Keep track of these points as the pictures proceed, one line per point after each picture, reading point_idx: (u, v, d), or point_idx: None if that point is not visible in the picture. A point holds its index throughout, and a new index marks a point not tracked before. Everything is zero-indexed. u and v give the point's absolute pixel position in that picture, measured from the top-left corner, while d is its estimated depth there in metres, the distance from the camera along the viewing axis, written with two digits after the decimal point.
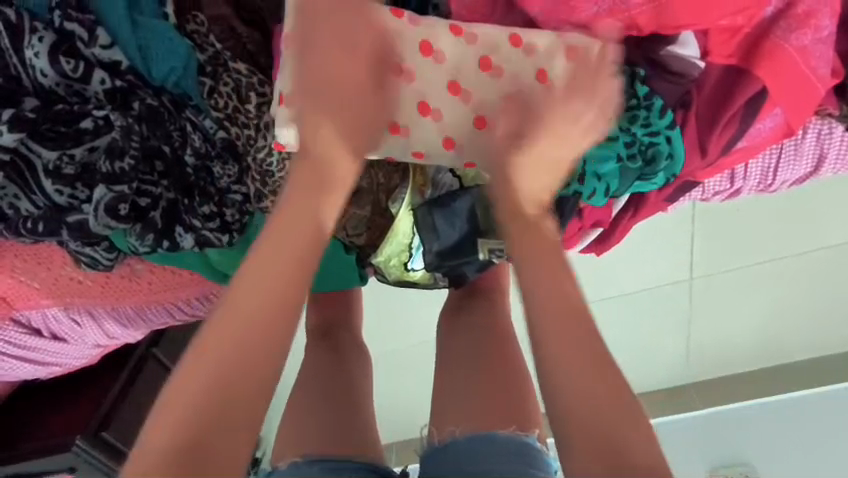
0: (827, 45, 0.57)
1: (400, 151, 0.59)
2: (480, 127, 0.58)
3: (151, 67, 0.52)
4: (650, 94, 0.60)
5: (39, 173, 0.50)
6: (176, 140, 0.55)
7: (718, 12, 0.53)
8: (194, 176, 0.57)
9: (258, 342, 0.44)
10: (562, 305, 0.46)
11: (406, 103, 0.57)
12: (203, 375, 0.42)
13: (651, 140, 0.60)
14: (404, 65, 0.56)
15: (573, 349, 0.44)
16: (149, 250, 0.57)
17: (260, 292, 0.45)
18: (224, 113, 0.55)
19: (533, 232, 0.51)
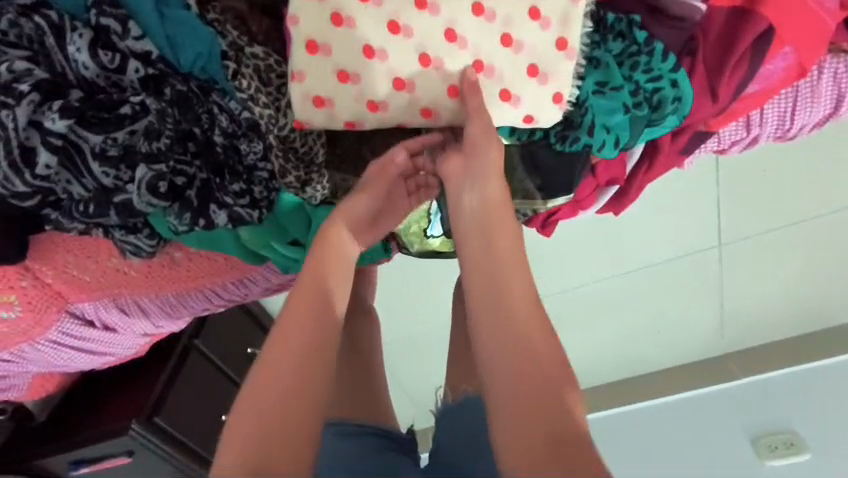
0: None
1: (408, 109, 0.58)
2: (479, 73, 0.57)
3: (179, 55, 0.56)
4: (650, 40, 0.59)
5: (88, 158, 0.55)
6: (206, 122, 0.59)
7: None
8: (223, 155, 0.61)
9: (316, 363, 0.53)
10: (500, 316, 0.47)
11: (408, 60, 0.56)
12: (283, 368, 0.51)
13: (655, 85, 0.60)
14: (403, 22, 0.55)
15: (508, 336, 0.46)
16: (188, 228, 0.63)
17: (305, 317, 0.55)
18: (247, 94, 0.58)
19: (478, 223, 0.52)
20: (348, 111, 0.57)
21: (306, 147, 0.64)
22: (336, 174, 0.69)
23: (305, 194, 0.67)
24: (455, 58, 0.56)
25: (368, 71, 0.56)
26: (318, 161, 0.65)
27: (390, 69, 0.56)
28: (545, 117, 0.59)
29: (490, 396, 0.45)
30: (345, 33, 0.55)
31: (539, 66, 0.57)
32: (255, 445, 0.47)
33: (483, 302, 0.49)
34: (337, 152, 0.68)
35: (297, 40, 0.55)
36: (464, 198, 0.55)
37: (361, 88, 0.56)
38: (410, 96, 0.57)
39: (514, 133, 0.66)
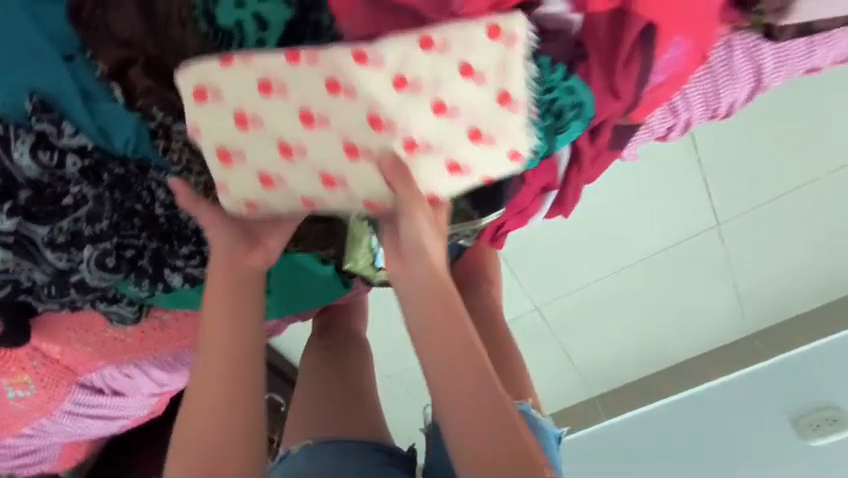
0: None
1: (352, 187, 0.62)
2: (412, 150, 0.60)
3: (112, 142, 0.63)
4: (538, 55, 0.61)
5: (42, 246, 0.63)
6: (146, 198, 0.65)
7: None
8: (167, 223, 0.67)
9: (235, 369, 0.58)
10: (457, 376, 0.55)
11: (335, 146, 0.59)
12: (206, 384, 0.58)
13: (552, 96, 0.62)
14: (315, 111, 0.56)
15: (468, 370, 0.55)
16: (148, 292, 0.69)
17: (221, 331, 0.60)
18: (179, 166, 0.65)
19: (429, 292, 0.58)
20: (285, 204, 0.64)
21: None
22: None
23: None
24: (381, 140, 0.59)
25: (295, 165, 0.60)
26: None
27: (318, 157, 0.60)
28: (498, 169, 0.63)
29: (454, 425, 0.54)
30: (258, 132, 0.58)
31: (479, 128, 0.58)
32: (194, 463, 0.54)
33: (431, 340, 0.56)
34: None
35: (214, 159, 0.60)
36: (407, 233, 0.59)
37: (291, 181, 0.62)
38: (341, 178, 0.62)
39: None
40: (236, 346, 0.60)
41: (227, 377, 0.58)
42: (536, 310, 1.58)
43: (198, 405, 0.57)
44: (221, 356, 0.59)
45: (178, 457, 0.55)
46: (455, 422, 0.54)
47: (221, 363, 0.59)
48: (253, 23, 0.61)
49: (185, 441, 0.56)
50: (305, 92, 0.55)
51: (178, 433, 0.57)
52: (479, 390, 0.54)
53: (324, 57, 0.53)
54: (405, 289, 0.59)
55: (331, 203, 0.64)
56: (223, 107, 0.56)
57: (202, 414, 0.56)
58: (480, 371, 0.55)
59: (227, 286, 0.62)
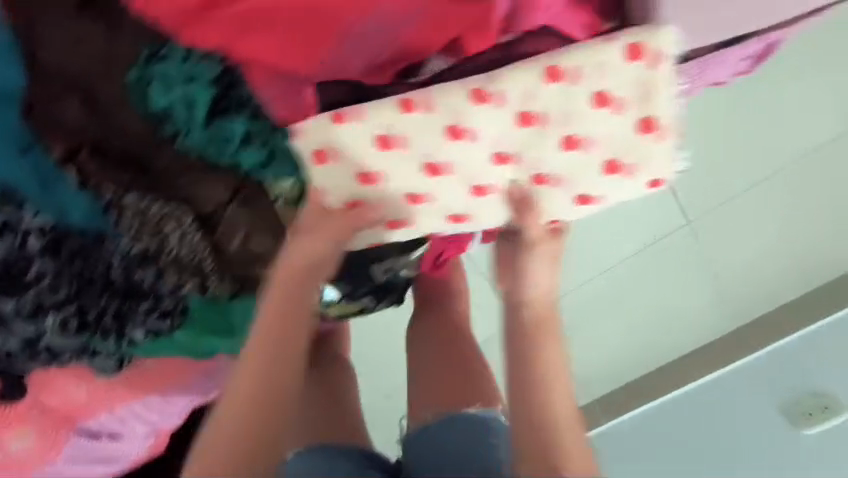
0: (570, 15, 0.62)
1: (501, 204, 0.74)
2: (543, 181, 0.71)
3: (68, 220, 0.70)
4: None
5: (13, 317, 0.71)
6: (105, 264, 0.73)
7: (442, 33, 0.61)
8: (126, 285, 0.75)
9: (270, 382, 0.67)
10: (532, 393, 0.66)
11: (482, 172, 0.70)
12: (242, 392, 0.66)
13: None
14: (441, 161, 0.68)
15: (555, 388, 0.67)
16: (113, 346, 0.78)
17: (263, 349, 0.68)
18: (131, 235, 0.74)
19: (530, 317, 0.72)
20: (434, 219, 0.77)
21: (191, 255, 0.78)
22: (229, 272, 0.83)
23: (211, 293, 0.83)
24: (496, 175, 0.70)
25: (442, 192, 0.72)
26: (206, 267, 0.80)
27: (469, 182, 0.71)
28: (641, 185, 0.71)
29: (522, 436, 0.63)
30: (383, 178, 0.71)
31: (616, 157, 0.68)
32: (222, 458, 0.63)
33: (526, 354, 0.69)
34: (227, 255, 0.81)
35: (336, 195, 0.72)
36: (525, 267, 0.75)
37: (437, 206, 0.74)
38: (489, 196, 0.73)
39: None
40: (276, 364, 0.68)
41: (262, 389, 0.67)
42: None
43: (233, 406, 0.66)
44: (258, 369, 0.68)
45: (207, 450, 0.64)
46: (526, 431, 0.64)
47: (258, 375, 0.67)
48: (181, 104, 0.70)
49: (216, 436, 0.65)
50: (436, 140, 0.66)
51: (208, 429, 0.66)
52: (557, 408, 0.65)
53: (440, 105, 0.62)
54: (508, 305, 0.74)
55: (482, 217, 0.76)
56: (351, 165, 0.69)
57: (233, 416, 0.65)
58: (564, 395, 0.66)
59: (284, 308, 0.70)
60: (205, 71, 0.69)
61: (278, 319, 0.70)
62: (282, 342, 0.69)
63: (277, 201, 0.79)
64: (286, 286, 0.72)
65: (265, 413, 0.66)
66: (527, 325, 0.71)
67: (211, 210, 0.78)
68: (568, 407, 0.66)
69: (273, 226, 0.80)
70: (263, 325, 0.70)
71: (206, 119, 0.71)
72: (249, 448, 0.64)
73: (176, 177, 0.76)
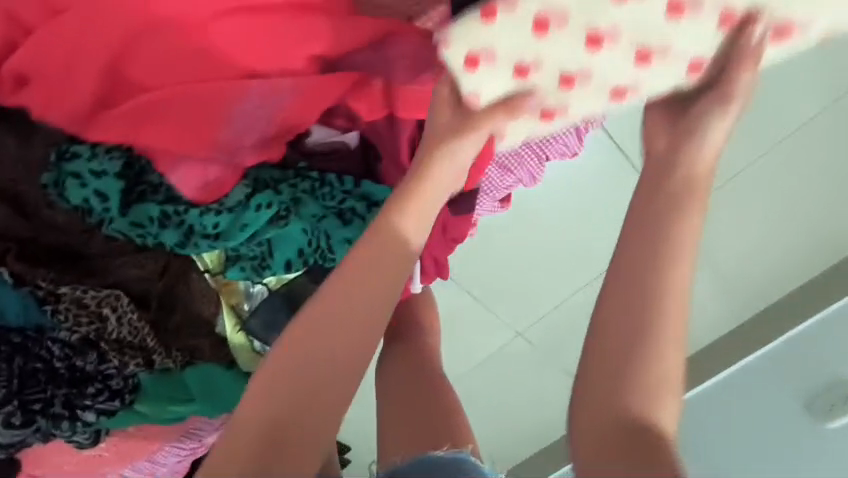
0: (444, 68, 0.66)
1: (675, 74, 0.68)
2: (721, 28, 0.63)
3: (8, 317, 0.75)
4: (324, 174, 0.70)
5: None
6: (46, 355, 0.77)
7: (324, 96, 0.64)
8: (69, 372, 0.78)
9: (344, 355, 0.61)
10: (629, 323, 0.64)
11: (628, 50, 0.65)
12: (314, 354, 0.61)
13: (344, 206, 0.71)
14: (603, 32, 0.62)
15: (669, 334, 0.63)
16: (67, 432, 0.80)
17: (346, 314, 0.62)
18: (66, 324, 0.76)
19: (674, 198, 0.67)
20: (589, 101, 0.72)
21: (131, 334, 0.80)
22: (175, 343, 0.85)
23: (160, 366, 0.85)
24: (673, 34, 0.63)
25: (599, 66, 0.67)
26: (149, 343, 0.81)
27: (637, 45, 0.64)
28: None
29: (616, 391, 0.62)
30: (538, 68, 0.65)
31: None
32: (273, 418, 0.59)
33: (644, 277, 0.64)
34: (170, 327, 0.83)
35: (490, 97, 0.67)
36: (673, 149, 0.68)
37: (594, 84, 0.69)
38: (663, 61, 0.66)
39: (284, 267, 0.78)
40: (356, 335, 0.62)
41: (338, 358, 0.61)
42: (519, 336, 1.70)
43: (298, 365, 0.60)
44: (335, 337, 0.61)
45: (256, 406, 0.60)
46: (626, 385, 0.62)
47: (336, 341, 0.61)
48: (96, 196, 0.73)
49: (272, 395, 0.60)
50: (589, 11, 0.60)
51: (260, 385, 0.61)
52: (664, 356, 0.63)
53: None
54: (645, 193, 0.68)
55: (644, 89, 0.70)
56: (508, 57, 0.63)
57: (296, 378, 0.60)
58: (672, 347, 0.63)
59: (378, 269, 0.63)
60: (112, 164, 0.72)
61: (365, 284, 0.63)
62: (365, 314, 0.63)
63: (207, 272, 0.81)
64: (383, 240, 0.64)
65: (328, 385, 0.60)
66: (650, 245, 0.65)
67: (146, 287, 0.80)
68: (670, 362, 0.63)
69: (206, 297, 0.82)
70: (363, 271, 0.63)
71: (122, 205, 0.74)
72: (303, 420, 0.59)
73: (107, 261, 0.78)
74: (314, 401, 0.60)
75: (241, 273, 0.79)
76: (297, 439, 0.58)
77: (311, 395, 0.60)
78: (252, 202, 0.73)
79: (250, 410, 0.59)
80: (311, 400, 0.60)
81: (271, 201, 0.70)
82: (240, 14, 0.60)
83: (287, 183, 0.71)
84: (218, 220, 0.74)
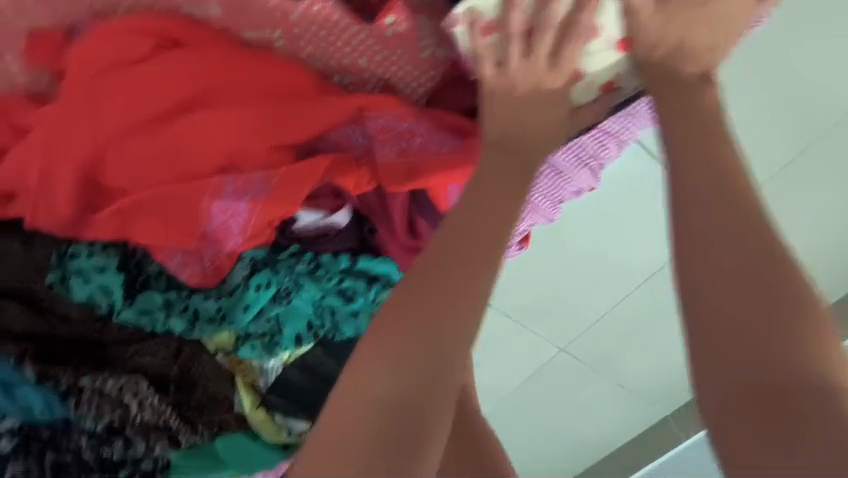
0: (431, 132, 0.62)
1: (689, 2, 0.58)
2: None
3: (35, 414, 0.76)
4: (316, 255, 0.67)
5: None
6: (75, 447, 0.77)
7: (309, 179, 0.60)
8: (97, 462, 0.78)
9: (482, 252, 0.56)
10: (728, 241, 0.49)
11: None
12: (453, 249, 0.56)
13: (343, 284, 0.67)
14: None
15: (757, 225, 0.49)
16: None
17: (489, 207, 0.58)
18: (91, 415, 0.77)
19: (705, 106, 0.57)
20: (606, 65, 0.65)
21: (154, 417, 0.80)
22: (198, 419, 0.85)
23: (189, 443, 0.85)
24: None
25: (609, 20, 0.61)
26: (173, 424, 0.82)
27: None
28: None
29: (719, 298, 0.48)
30: (545, 39, 0.60)
31: None
32: (415, 313, 0.52)
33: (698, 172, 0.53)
34: (192, 404, 0.84)
35: (498, 72, 0.62)
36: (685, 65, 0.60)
37: (607, 38, 0.62)
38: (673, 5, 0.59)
39: (296, 343, 0.76)
40: (491, 236, 0.57)
41: (473, 251, 0.56)
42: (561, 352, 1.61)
43: (440, 259, 0.55)
44: (476, 228, 0.57)
45: (399, 304, 0.53)
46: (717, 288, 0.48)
47: (476, 234, 0.57)
48: (101, 291, 0.72)
49: (413, 290, 0.53)
50: None
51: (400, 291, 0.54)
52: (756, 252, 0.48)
53: None
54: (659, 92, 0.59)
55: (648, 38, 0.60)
56: (509, 33, 0.60)
57: (437, 270, 0.54)
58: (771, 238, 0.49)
59: (503, 168, 0.61)
60: (113, 258, 0.72)
61: (498, 182, 0.60)
62: (503, 210, 0.59)
63: (217, 353, 0.78)
64: (497, 146, 0.62)
65: (463, 282, 0.54)
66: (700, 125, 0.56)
67: (163, 370, 0.80)
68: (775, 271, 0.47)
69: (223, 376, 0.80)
70: (469, 209, 0.58)
71: (127, 295, 0.73)
72: (442, 318, 0.52)
73: (124, 348, 0.79)
74: (453, 301, 0.53)
75: (253, 351, 0.77)
76: (436, 334, 0.51)
77: (447, 292, 0.53)
78: (251, 283, 0.70)
79: (391, 313, 0.52)
80: (448, 297, 0.53)
81: (269, 279, 0.68)
82: (208, 110, 0.59)
83: (285, 263, 0.68)
84: (220, 304, 0.73)
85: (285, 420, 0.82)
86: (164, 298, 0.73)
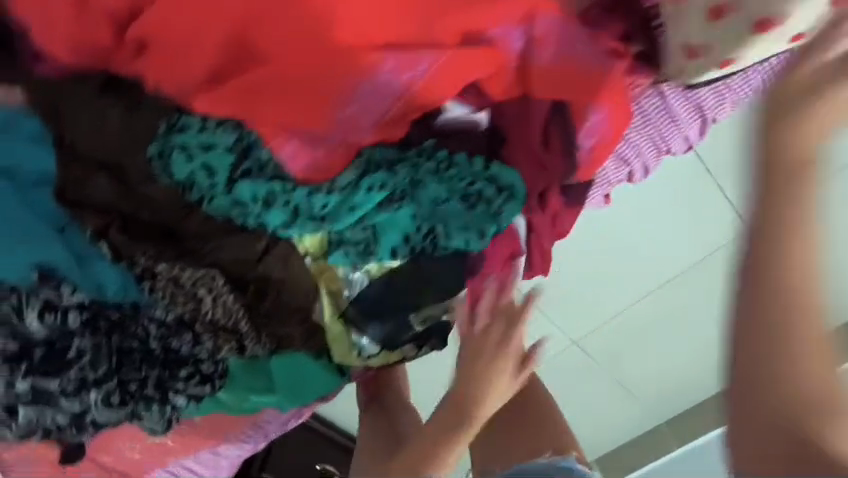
0: (590, 44, 0.63)
1: None
2: None
3: (106, 293, 0.72)
4: (450, 156, 0.70)
5: (58, 397, 0.68)
6: (142, 334, 0.74)
7: (462, 72, 0.62)
8: (163, 353, 0.75)
9: None
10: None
11: None
12: None
13: (474, 188, 0.70)
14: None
15: None
16: (158, 413, 0.76)
17: None
18: (162, 304, 0.75)
19: None
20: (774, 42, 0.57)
21: (225, 318, 0.77)
22: (265, 330, 0.81)
23: (249, 354, 0.82)
24: None
25: None
26: (242, 329, 0.78)
27: None
28: None
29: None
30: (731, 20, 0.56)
31: None
32: None
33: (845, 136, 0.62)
34: (260, 315, 0.79)
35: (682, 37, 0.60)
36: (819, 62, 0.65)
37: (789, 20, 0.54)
38: None
39: (391, 256, 0.74)
40: None
41: None
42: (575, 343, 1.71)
43: None
44: None
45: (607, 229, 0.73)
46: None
47: None
48: (203, 171, 0.70)
49: None
50: None
51: None
52: None
53: None
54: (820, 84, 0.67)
55: None
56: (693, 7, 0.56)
57: None
58: None
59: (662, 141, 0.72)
60: (224, 137, 0.68)
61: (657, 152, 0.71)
62: None
63: (306, 257, 0.76)
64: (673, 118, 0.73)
65: None
66: None
67: (241, 271, 0.76)
68: None
69: (305, 284, 0.77)
70: None
71: (230, 177, 0.70)
72: None
73: (202, 240, 0.75)
74: None
75: (345, 258, 0.75)
76: None
77: None
78: (363, 183, 0.69)
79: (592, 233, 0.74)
80: None
81: (384, 181, 0.69)
82: None
83: (403, 165, 0.70)
84: (327, 201, 0.70)
85: (359, 339, 0.81)
86: (265, 186, 0.70)
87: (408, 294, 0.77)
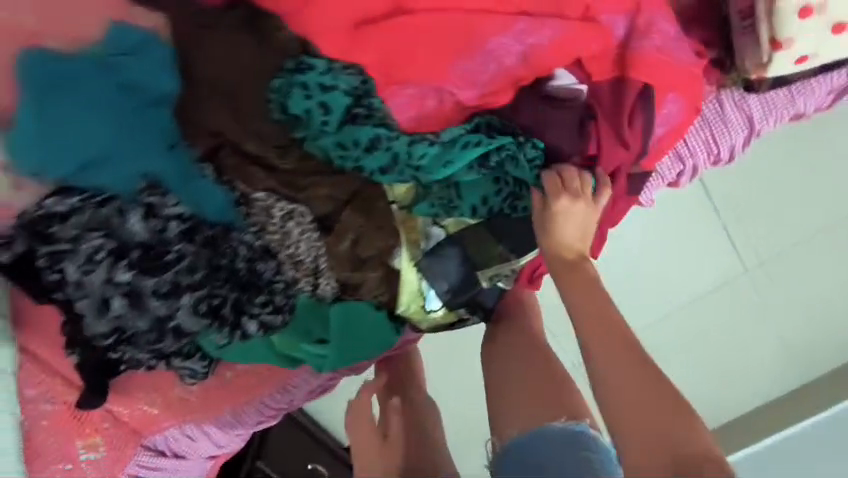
0: (677, 42, 0.79)
1: None
2: None
3: (204, 210, 0.76)
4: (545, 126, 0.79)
5: (147, 298, 0.71)
6: (231, 252, 0.76)
7: (575, 45, 0.76)
8: (247, 275, 0.78)
9: None
10: None
11: None
12: None
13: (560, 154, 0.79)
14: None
15: None
16: (228, 337, 0.78)
17: None
18: (255, 227, 0.79)
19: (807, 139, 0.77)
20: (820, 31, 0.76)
21: (308, 252, 0.81)
22: (339, 273, 0.83)
23: (317, 294, 0.85)
24: None
25: None
26: (321, 267, 0.83)
27: None
28: None
29: None
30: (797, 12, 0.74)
31: None
32: None
33: None
34: (339, 255, 0.82)
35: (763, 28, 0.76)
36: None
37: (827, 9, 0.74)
38: None
39: (473, 212, 0.81)
40: None
41: None
42: None
43: None
44: None
45: None
46: None
47: None
48: (318, 108, 0.76)
49: None
50: None
51: None
52: None
53: None
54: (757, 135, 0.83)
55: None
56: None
57: None
58: None
59: None
60: (346, 81, 0.77)
61: None
62: None
63: (393, 204, 0.83)
64: None
65: None
66: None
67: (328, 210, 0.81)
68: None
69: (388, 230, 0.82)
70: None
71: (344, 116, 0.77)
72: None
73: (297, 176, 0.80)
74: None
75: (429, 209, 0.81)
76: None
77: None
78: (461, 139, 0.77)
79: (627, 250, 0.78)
80: None
81: (481, 139, 0.77)
82: None
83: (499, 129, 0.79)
84: (427, 151, 0.77)
85: (426, 289, 0.85)
86: (372, 129, 0.77)
87: (481, 250, 0.83)
